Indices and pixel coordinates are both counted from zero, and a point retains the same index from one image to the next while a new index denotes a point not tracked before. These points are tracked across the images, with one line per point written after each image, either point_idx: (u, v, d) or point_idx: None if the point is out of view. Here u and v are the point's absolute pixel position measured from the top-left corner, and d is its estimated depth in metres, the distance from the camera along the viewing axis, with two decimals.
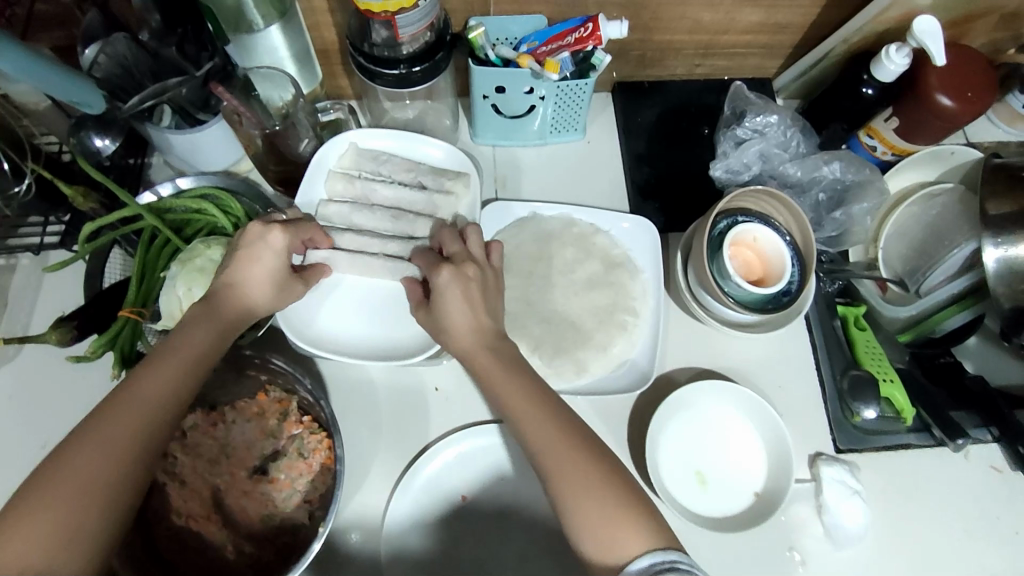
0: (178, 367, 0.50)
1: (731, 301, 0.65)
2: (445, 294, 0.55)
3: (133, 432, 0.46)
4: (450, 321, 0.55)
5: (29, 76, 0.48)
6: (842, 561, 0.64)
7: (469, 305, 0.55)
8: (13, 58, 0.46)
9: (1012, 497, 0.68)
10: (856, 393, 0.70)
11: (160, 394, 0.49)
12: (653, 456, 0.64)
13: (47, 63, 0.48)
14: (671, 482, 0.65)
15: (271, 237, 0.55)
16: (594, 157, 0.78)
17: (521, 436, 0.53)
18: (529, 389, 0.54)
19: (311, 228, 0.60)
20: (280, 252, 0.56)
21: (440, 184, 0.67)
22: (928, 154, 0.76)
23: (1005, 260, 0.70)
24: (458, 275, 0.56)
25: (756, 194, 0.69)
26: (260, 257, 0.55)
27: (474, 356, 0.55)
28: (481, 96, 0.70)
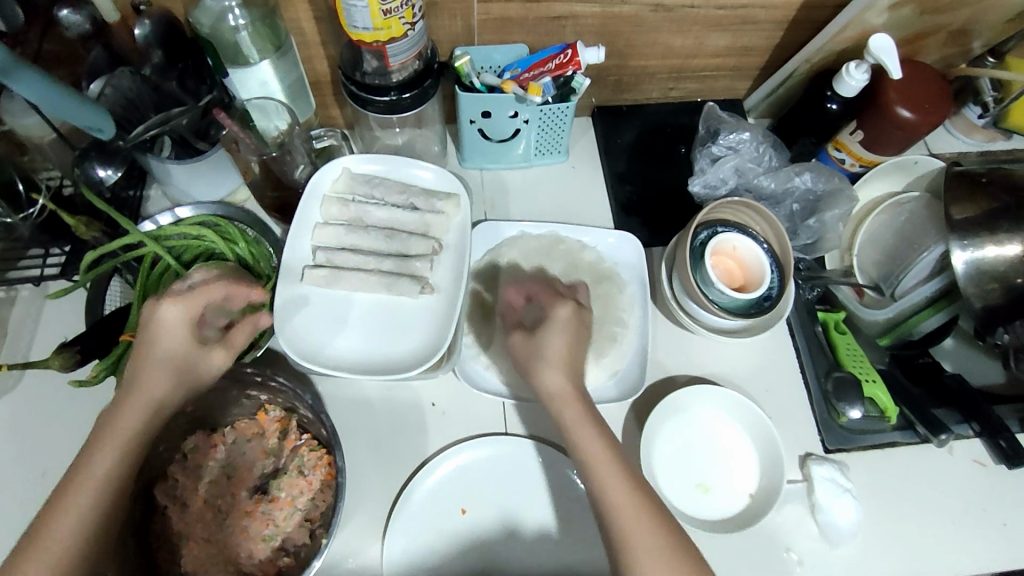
0: (121, 443, 0.49)
1: (715, 307, 0.68)
2: (555, 328, 0.59)
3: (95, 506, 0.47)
4: (545, 353, 0.59)
5: (41, 99, 0.50)
6: (837, 558, 0.65)
7: (561, 349, 0.59)
8: (27, 80, 0.48)
9: (998, 488, 0.69)
10: (842, 394, 0.71)
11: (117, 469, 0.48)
12: (649, 459, 0.66)
13: (58, 85, 0.50)
14: (667, 486, 0.66)
15: (163, 312, 0.51)
16: (577, 178, 0.82)
17: (588, 480, 0.55)
18: (601, 435, 0.56)
19: (212, 290, 0.53)
20: (178, 323, 0.52)
21: (431, 205, 0.69)
22: (892, 165, 0.80)
23: (972, 261, 0.73)
24: (574, 317, 0.60)
25: (756, 211, 0.71)
26: (161, 326, 0.51)
27: (555, 391, 0.58)
28: (467, 121, 0.74)
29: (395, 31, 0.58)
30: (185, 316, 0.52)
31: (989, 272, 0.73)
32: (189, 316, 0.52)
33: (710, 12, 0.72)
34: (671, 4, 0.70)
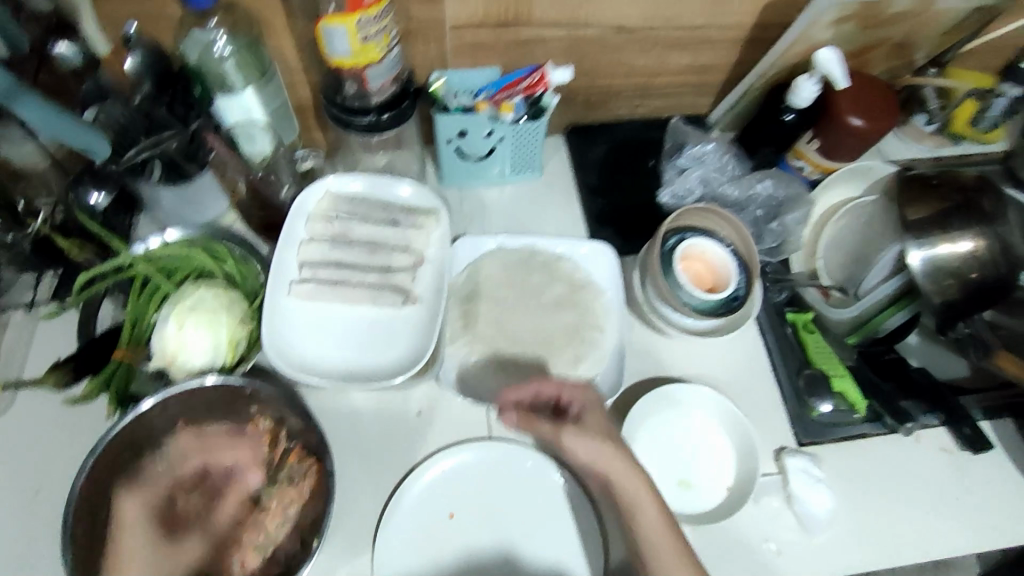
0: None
1: (687, 308, 0.71)
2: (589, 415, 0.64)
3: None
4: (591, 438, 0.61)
5: (41, 122, 0.53)
6: (814, 547, 0.67)
7: (607, 431, 0.62)
8: (28, 104, 0.52)
9: (963, 475, 0.72)
10: (811, 389, 0.75)
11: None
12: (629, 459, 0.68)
13: (59, 110, 0.53)
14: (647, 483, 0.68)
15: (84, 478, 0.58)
16: (552, 193, 0.85)
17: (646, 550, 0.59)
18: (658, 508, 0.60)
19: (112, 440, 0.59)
20: (139, 509, 0.61)
21: (411, 220, 0.72)
22: (850, 171, 0.86)
23: (928, 258, 0.77)
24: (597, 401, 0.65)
25: (728, 219, 0.75)
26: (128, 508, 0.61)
27: (608, 462, 0.60)
28: (444, 141, 0.77)
29: (372, 56, 0.62)
30: (153, 494, 0.62)
31: (946, 268, 0.77)
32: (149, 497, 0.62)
33: (669, 33, 0.77)
34: (631, 27, 0.75)
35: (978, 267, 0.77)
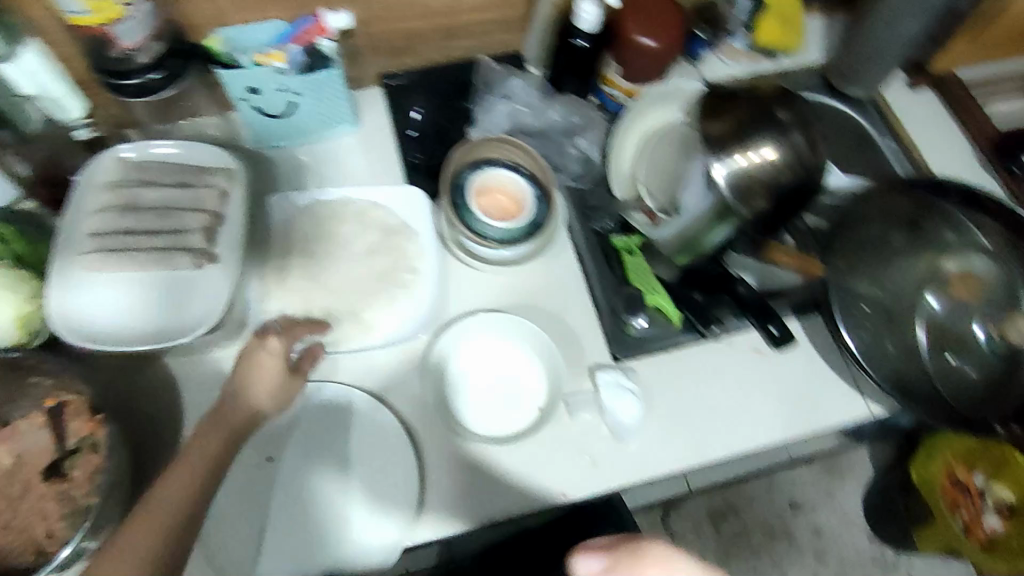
0: (213, 413, 0.58)
1: (492, 242, 0.72)
2: None
3: (187, 450, 0.54)
4: None
5: None
6: (626, 456, 0.69)
7: None
8: None
9: (770, 374, 0.75)
10: (627, 308, 0.76)
11: (203, 430, 0.56)
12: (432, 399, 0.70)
13: None
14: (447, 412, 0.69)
15: None
16: (368, 144, 0.85)
17: None
18: None
19: None
20: (277, 356, 0.64)
21: (204, 181, 0.72)
22: (657, 93, 0.86)
23: (731, 173, 0.71)
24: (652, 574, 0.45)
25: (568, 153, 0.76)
26: (266, 353, 0.63)
27: None
28: (238, 98, 0.75)
29: (113, 13, 0.63)
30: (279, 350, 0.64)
31: (747, 182, 0.71)
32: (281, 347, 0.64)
33: None
34: None
35: (787, 173, 0.72)
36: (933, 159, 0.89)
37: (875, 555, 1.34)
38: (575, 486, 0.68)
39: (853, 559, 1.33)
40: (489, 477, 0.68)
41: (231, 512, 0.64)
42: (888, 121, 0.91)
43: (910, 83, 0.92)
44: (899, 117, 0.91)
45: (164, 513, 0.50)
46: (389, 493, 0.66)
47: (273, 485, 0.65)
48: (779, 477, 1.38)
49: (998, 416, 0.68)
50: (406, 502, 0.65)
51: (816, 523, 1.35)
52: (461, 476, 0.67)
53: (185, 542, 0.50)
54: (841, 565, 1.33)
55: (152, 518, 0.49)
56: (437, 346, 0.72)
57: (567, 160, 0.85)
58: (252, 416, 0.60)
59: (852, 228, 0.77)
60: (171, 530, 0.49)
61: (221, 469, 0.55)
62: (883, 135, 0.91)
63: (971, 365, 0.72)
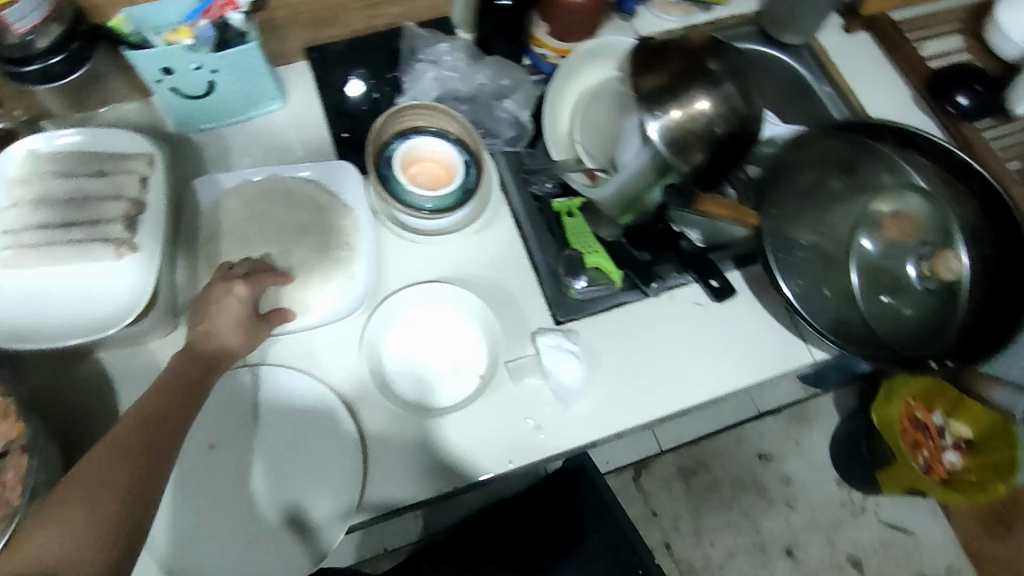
0: (163, 379, 0.56)
1: (424, 213, 0.72)
2: None
3: (133, 416, 0.52)
4: None
5: None
6: (572, 417, 0.69)
7: None
8: None
9: (712, 327, 0.75)
10: (567, 270, 0.74)
11: (152, 397, 0.54)
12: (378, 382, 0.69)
13: None
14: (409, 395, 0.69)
15: None
16: (296, 121, 0.83)
17: None
18: None
19: None
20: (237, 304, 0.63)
21: (121, 167, 0.69)
22: (588, 51, 0.83)
23: (665, 126, 0.69)
24: None
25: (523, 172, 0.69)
26: (220, 303, 0.62)
27: None
28: (153, 81, 0.72)
29: None
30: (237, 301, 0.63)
31: (682, 135, 0.70)
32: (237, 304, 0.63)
33: None
34: None
35: (721, 122, 0.71)
36: (870, 102, 0.89)
37: (843, 500, 1.34)
38: (521, 451, 0.67)
39: (822, 505, 1.33)
40: (436, 448, 0.67)
41: (173, 501, 0.63)
42: (823, 64, 0.90)
43: (844, 27, 0.92)
44: (834, 62, 0.90)
45: (119, 473, 0.48)
46: (333, 470, 0.65)
47: (216, 471, 0.65)
48: (747, 429, 1.37)
49: (931, 353, 0.69)
50: (352, 479, 0.65)
51: (785, 472, 1.35)
52: (406, 449, 0.67)
53: (146, 490, 0.49)
54: (811, 512, 1.33)
55: (105, 481, 0.47)
56: (375, 323, 0.71)
57: (500, 122, 0.84)
58: (210, 365, 0.59)
59: (788, 176, 0.76)
60: (129, 496, 0.47)
61: (174, 433, 0.53)
62: (822, 83, 0.90)
63: (907, 303, 0.72)
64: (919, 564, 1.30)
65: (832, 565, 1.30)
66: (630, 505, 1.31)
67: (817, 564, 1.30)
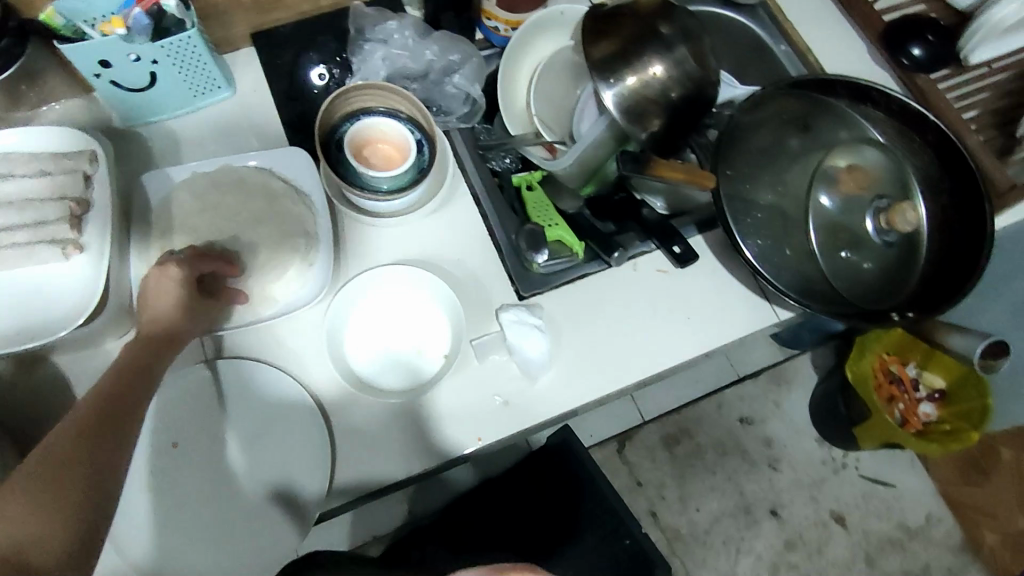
0: (113, 368, 0.56)
1: (381, 194, 0.71)
2: None
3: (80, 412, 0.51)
4: None
5: None
6: (538, 393, 0.69)
7: None
8: None
9: (676, 293, 0.74)
10: (530, 245, 0.73)
11: (101, 388, 0.54)
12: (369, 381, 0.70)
13: None
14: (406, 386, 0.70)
15: None
16: (246, 109, 0.81)
17: None
18: None
19: None
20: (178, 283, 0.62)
21: (63, 166, 0.67)
22: (540, 21, 0.83)
23: (620, 95, 0.69)
24: None
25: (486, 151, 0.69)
26: (164, 289, 0.62)
27: None
28: (91, 75, 0.69)
29: None
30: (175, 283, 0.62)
31: (637, 103, 0.70)
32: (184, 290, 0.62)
33: None
34: None
35: (676, 86, 0.70)
36: (827, 60, 0.88)
37: (825, 458, 1.35)
38: (491, 429, 0.67)
39: (805, 464, 1.35)
40: (405, 430, 0.67)
41: (140, 501, 0.62)
42: (779, 22, 0.89)
43: None
44: (790, 19, 0.89)
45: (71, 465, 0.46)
46: (300, 461, 0.65)
47: (181, 469, 0.64)
48: (726, 395, 1.38)
49: (895, 305, 0.71)
50: (321, 468, 0.64)
51: (766, 434, 1.36)
52: (375, 434, 0.67)
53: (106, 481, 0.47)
54: (794, 472, 1.34)
55: (61, 467, 0.46)
56: (337, 310, 0.70)
57: (449, 99, 0.82)
58: (162, 351, 0.60)
59: (747, 137, 0.75)
60: (82, 487, 0.46)
61: (128, 419, 0.52)
62: (777, 41, 0.89)
63: (867, 258, 0.72)
64: (899, 516, 1.32)
65: (816, 523, 1.31)
66: (615, 476, 1.32)
67: (802, 522, 1.31)
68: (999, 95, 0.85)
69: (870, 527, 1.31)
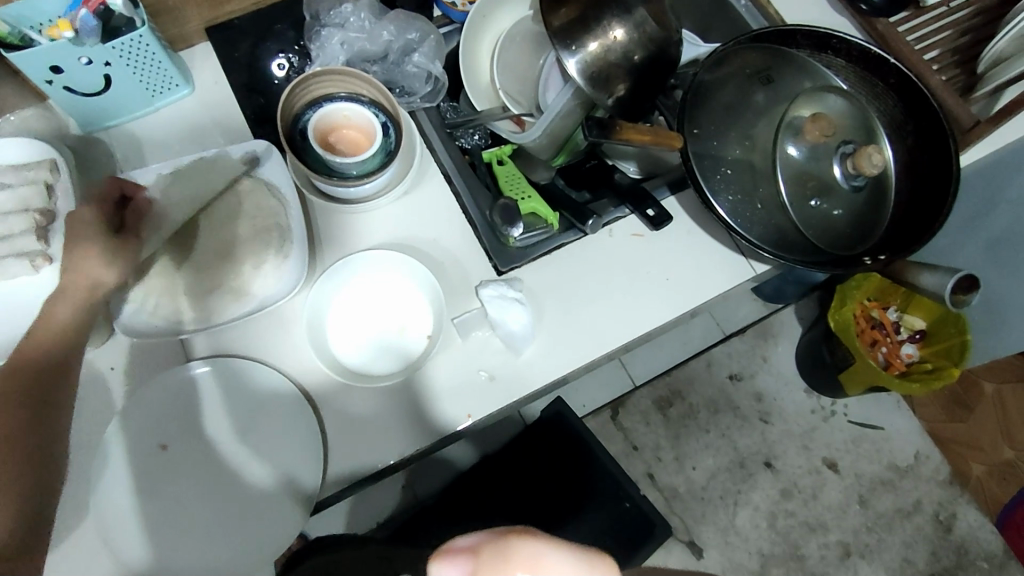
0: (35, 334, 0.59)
1: (352, 180, 0.70)
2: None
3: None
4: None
5: None
6: (524, 363, 0.70)
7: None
8: None
9: (652, 256, 0.75)
10: (504, 219, 0.73)
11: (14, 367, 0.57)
12: (356, 365, 0.70)
13: None
14: (396, 368, 0.70)
15: None
16: (208, 105, 0.80)
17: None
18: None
19: None
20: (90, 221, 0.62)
21: (24, 178, 0.66)
22: None
23: (581, 62, 0.69)
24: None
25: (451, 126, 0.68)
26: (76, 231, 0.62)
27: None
28: (43, 82, 0.68)
29: None
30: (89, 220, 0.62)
31: (600, 69, 0.70)
32: (99, 284, 0.61)
33: None
34: None
35: (637, 49, 0.70)
36: (787, 12, 0.88)
37: (814, 407, 1.38)
38: (479, 405, 0.68)
39: (795, 414, 1.37)
40: (395, 412, 0.67)
41: (137, 504, 0.63)
42: None
43: None
44: None
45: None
46: (292, 452, 0.65)
47: (174, 470, 0.64)
48: (714, 353, 1.40)
49: (863, 252, 0.72)
50: (312, 458, 0.65)
51: (756, 388, 1.38)
52: (364, 419, 0.67)
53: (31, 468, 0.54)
54: (785, 423, 1.37)
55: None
56: (317, 299, 0.70)
57: (411, 79, 0.82)
58: (82, 301, 0.61)
59: (711, 94, 0.75)
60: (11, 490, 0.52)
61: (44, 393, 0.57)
62: None
63: (836, 205, 0.72)
64: (889, 456, 1.35)
65: (809, 470, 1.34)
66: (611, 442, 1.33)
67: (795, 471, 1.34)
68: (959, 33, 0.85)
69: (862, 469, 1.34)
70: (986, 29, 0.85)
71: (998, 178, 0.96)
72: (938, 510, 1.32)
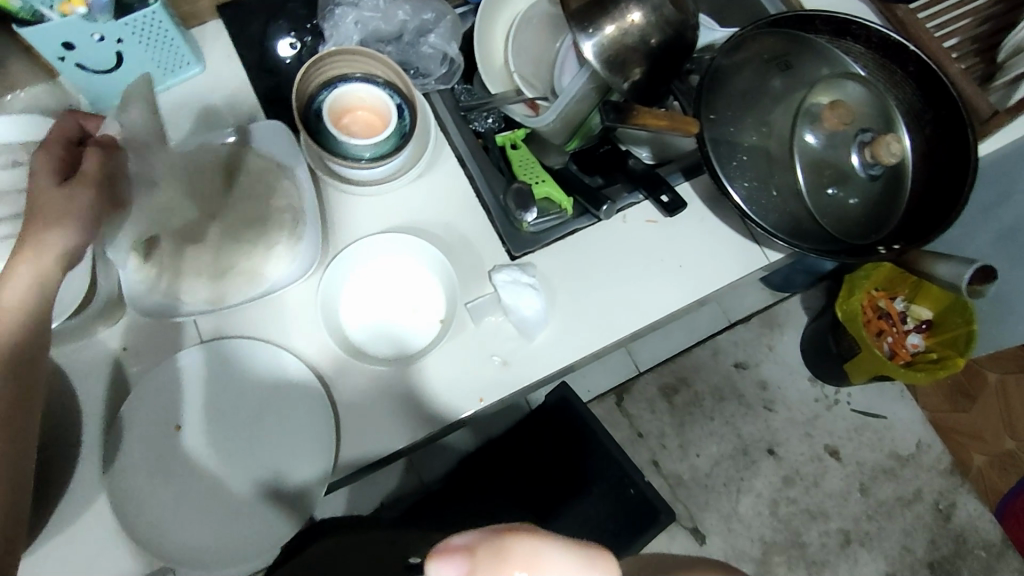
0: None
1: (365, 162, 0.70)
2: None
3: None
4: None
5: None
6: (536, 349, 0.70)
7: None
8: None
9: (666, 243, 0.75)
10: (518, 203, 0.72)
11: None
12: (361, 345, 0.70)
13: None
14: (390, 356, 0.70)
15: None
16: (219, 83, 0.79)
17: None
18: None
19: None
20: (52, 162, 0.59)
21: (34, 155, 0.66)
22: None
23: (599, 45, 0.68)
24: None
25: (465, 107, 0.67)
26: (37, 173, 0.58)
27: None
28: (55, 59, 0.67)
29: None
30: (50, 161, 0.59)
31: (617, 52, 0.69)
32: (58, 235, 0.56)
33: None
34: None
35: (655, 33, 0.69)
36: None
37: (818, 396, 1.38)
38: (492, 389, 0.68)
39: (798, 402, 1.38)
40: (407, 395, 0.67)
41: (150, 484, 0.63)
42: None
43: None
44: None
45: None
46: (304, 434, 0.65)
47: (186, 450, 0.65)
48: (720, 341, 1.40)
49: (878, 242, 0.72)
50: (324, 440, 0.65)
51: (760, 377, 1.39)
52: (374, 402, 0.67)
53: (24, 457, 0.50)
54: (788, 411, 1.37)
55: None
56: (329, 281, 0.70)
57: (425, 60, 0.81)
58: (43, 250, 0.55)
59: (727, 80, 0.74)
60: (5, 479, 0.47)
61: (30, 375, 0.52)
62: None
63: (851, 194, 0.72)
64: (891, 445, 1.36)
65: (811, 458, 1.35)
66: (615, 428, 1.34)
67: (798, 458, 1.34)
68: (979, 21, 0.84)
69: (864, 458, 1.35)
70: (1008, 17, 0.83)
71: (1011, 169, 0.96)
72: (938, 499, 1.33)
